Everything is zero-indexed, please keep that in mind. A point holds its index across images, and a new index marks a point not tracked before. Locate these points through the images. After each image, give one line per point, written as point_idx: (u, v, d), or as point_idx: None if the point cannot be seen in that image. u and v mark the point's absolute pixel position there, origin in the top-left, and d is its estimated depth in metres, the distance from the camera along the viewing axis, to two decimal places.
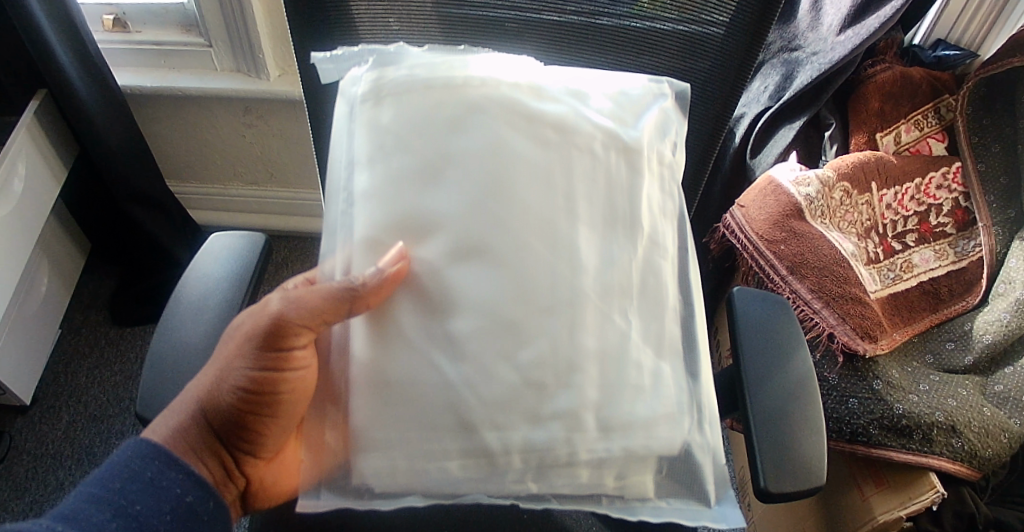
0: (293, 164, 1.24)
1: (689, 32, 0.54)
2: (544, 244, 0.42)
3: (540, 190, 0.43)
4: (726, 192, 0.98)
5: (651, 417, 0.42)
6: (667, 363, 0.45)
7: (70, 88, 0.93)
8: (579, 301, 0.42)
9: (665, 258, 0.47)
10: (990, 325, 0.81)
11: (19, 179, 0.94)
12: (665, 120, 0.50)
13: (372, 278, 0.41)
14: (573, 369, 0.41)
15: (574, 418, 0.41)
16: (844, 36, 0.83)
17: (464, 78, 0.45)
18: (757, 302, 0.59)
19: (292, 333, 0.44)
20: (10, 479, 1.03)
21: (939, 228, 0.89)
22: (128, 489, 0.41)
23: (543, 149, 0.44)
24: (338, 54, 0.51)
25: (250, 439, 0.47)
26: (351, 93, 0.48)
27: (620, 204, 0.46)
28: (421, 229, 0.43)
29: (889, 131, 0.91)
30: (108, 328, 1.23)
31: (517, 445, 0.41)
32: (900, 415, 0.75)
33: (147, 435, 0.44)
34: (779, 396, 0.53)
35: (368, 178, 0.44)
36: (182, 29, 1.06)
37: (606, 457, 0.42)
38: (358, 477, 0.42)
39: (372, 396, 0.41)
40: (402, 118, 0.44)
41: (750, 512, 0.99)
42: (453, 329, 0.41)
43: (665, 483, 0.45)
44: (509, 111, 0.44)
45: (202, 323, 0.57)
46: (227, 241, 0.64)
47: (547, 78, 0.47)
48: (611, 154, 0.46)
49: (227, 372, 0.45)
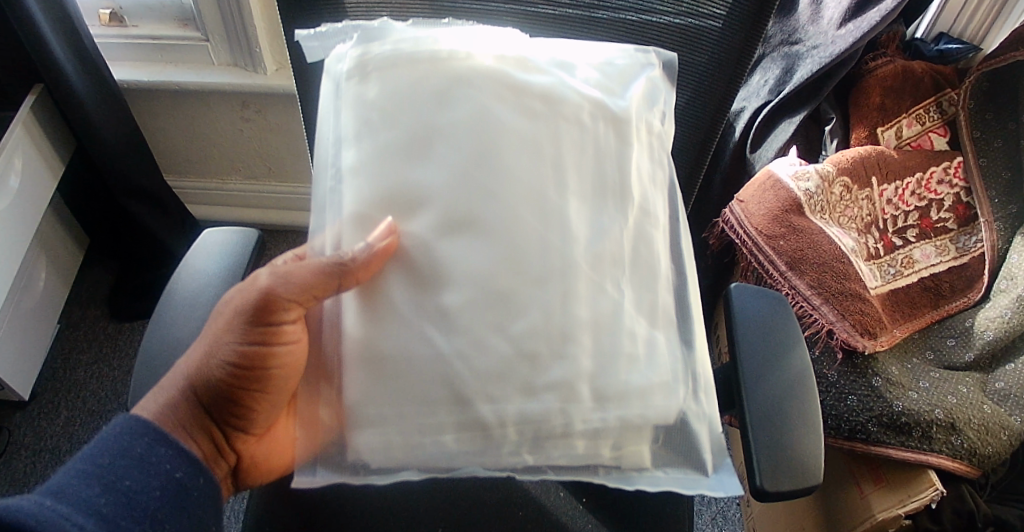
0: (291, 159, 1.23)
1: (688, 24, 0.53)
2: (534, 214, 0.42)
3: (529, 160, 0.43)
4: (726, 186, 0.97)
5: (646, 386, 0.42)
6: (661, 332, 0.44)
7: (65, 83, 0.93)
8: (570, 271, 0.41)
9: (656, 227, 0.47)
10: (991, 321, 0.80)
11: (15, 175, 0.94)
12: (652, 89, 0.50)
13: (361, 253, 0.40)
14: (565, 338, 0.41)
15: (569, 389, 0.40)
16: (844, 29, 0.82)
17: (450, 52, 0.45)
18: (753, 298, 0.58)
19: (280, 308, 0.44)
20: (8, 474, 1.03)
21: (940, 224, 0.88)
22: (117, 465, 0.41)
23: (531, 121, 0.44)
24: (323, 31, 0.50)
25: (241, 415, 0.47)
26: (336, 71, 0.47)
27: (609, 174, 0.45)
28: (410, 204, 0.42)
29: (890, 126, 0.90)
30: (107, 323, 1.23)
31: (512, 417, 0.40)
32: (899, 412, 0.74)
33: (136, 412, 0.44)
34: (777, 389, 0.52)
35: (357, 155, 0.44)
36: (180, 24, 1.06)
37: (602, 427, 0.41)
38: (353, 453, 0.42)
39: (364, 371, 0.41)
40: (388, 92, 0.44)
41: (751, 509, 0.99)
42: (443, 301, 0.40)
43: (661, 452, 0.45)
44: (494, 82, 0.44)
45: (195, 316, 0.57)
46: (220, 236, 0.63)
47: (533, 52, 0.47)
48: (599, 124, 0.46)
49: (216, 347, 0.45)
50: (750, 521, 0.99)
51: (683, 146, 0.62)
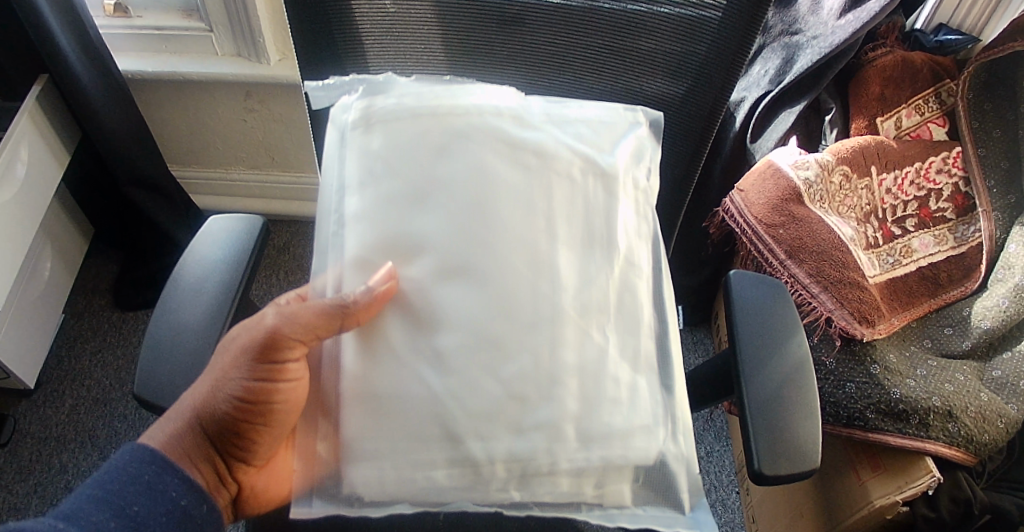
0: (293, 148, 1.24)
1: (687, 16, 0.52)
2: (526, 263, 0.44)
3: (521, 213, 0.45)
4: (725, 178, 0.98)
5: (627, 428, 0.42)
6: (644, 377, 0.45)
7: (70, 72, 0.93)
8: (558, 318, 0.43)
9: (641, 278, 0.48)
10: (989, 310, 0.81)
11: (22, 163, 0.95)
12: (640, 147, 0.52)
13: (362, 296, 0.42)
14: (553, 382, 0.42)
15: (556, 429, 0.41)
16: (844, 20, 0.82)
17: (451, 107, 0.47)
18: (752, 286, 0.59)
19: (285, 346, 0.44)
20: (14, 462, 1.04)
21: (938, 213, 0.89)
22: (127, 491, 0.41)
23: (524, 175, 0.46)
24: (329, 83, 0.55)
25: (244, 447, 0.46)
26: (341, 120, 0.50)
27: (598, 226, 0.47)
28: (409, 250, 0.44)
29: (890, 116, 0.91)
30: (111, 313, 1.24)
31: (501, 455, 0.41)
32: (896, 399, 0.75)
33: (143, 441, 0.44)
34: (772, 380, 0.53)
35: (360, 202, 0.46)
36: (184, 14, 1.06)
37: (586, 467, 0.42)
38: (348, 487, 0.42)
39: (361, 410, 0.42)
40: (393, 145, 0.46)
41: (750, 499, 1.00)
42: (438, 343, 0.42)
43: (641, 491, 0.45)
44: (491, 138, 0.46)
45: (200, 302, 0.57)
46: (227, 223, 0.64)
47: (528, 107, 0.49)
48: (589, 179, 0.47)
49: (223, 381, 0.45)
50: (748, 511, 1.01)
51: (680, 139, 0.61)
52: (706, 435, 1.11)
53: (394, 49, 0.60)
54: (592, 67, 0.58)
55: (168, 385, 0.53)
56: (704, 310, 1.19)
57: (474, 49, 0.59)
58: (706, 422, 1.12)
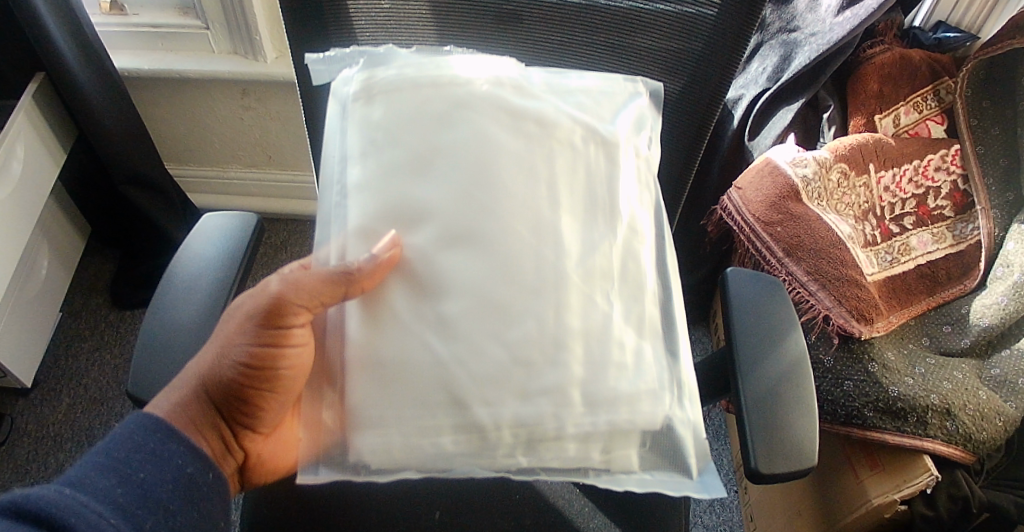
0: (291, 148, 1.24)
1: (684, 13, 0.52)
2: (528, 229, 0.43)
3: (523, 179, 0.44)
4: (724, 174, 0.98)
5: (633, 393, 0.42)
6: (649, 342, 0.45)
7: (65, 70, 0.93)
8: (562, 283, 0.42)
9: (644, 245, 0.47)
10: (987, 308, 0.81)
11: (17, 161, 0.94)
12: (641, 116, 0.51)
13: (366, 264, 0.42)
14: (558, 347, 0.41)
15: (561, 394, 0.41)
16: (841, 17, 0.82)
17: (451, 77, 0.47)
18: (749, 283, 0.59)
19: (290, 313, 0.44)
20: (11, 461, 1.04)
21: (937, 211, 0.88)
22: (133, 458, 0.40)
23: (526, 142, 0.46)
24: (330, 56, 0.54)
25: (250, 413, 0.46)
26: (342, 93, 0.50)
27: (600, 193, 0.46)
28: (412, 218, 0.44)
29: (888, 113, 0.90)
30: (109, 311, 1.23)
31: (507, 420, 0.40)
32: (894, 397, 0.74)
33: (149, 408, 0.44)
34: (770, 376, 0.52)
35: (362, 172, 0.45)
36: (180, 12, 1.06)
37: (592, 432, 0.41)
38: (354, 455, 0.41)
39: (366, 377, 0.41)
40: (394, 114, 0.46)
41: (748, 497, 1.00)
42: (443, 309, 0.42)
43: (649, 456, 0.44)
44: (492, 105, 0.46)
45: (194, 300, 0.57)
46: (221, 220, 0.64)
47: (529, 78, 0.49)
48: (589, 146, 0.47)
49: (228, 348, 0.45)
50: (747, 509, 1.00)
51: (677, 135, 0.61)
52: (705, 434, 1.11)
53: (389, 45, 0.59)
54: (585, 62, 0.58)
55: (161, 384, 0.52)
56: (703, 308, 1.19)
57: (468, 48, 0.59)
58: (705, 420, 1.12)
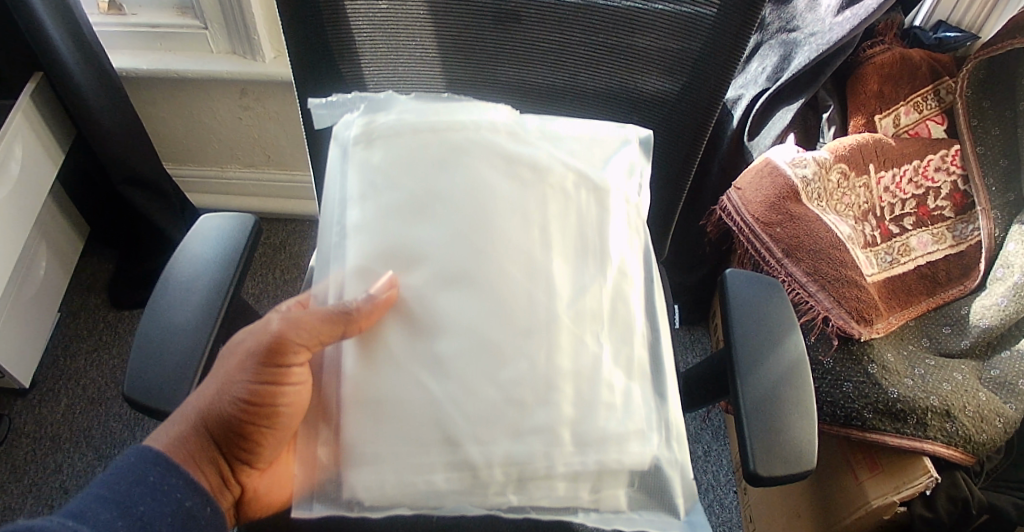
0: (289, 147, 1.24)
1: (683, 12, 0.52)
2: (521, 272, 0.43)
3: (517, 224, 0.45)
4: (723, 176, 0.98)
5: (622, 433, 0.42)
6: (638, 383, 0.44)
7: (63, 70, 0.93)
8: (554, 326, 0.42)
9: (635, 288, 0.47)
10: (987, 309, 0.80)
11: (15, 161, 0.94)
12: (633, 164, 0.52)
13: (365, 304, 0.42)
14: (549, 387, 0.41)
15: (553, 433, 0.40)
16: (841, 17, 0.81)
17: (449, 122, 0.48)
18: (748, 285, 0.59)
19: (291, 351, 0.43)
20: (9, 461, 1.04)
21: (937, 212, 0.88)
22: (134, 491, 0.40)
23: (520, 187, 0.46)
24: (332, 101, 0.54)
25: (249, 448, 0.45)
26: (343, 136, 0.50)
27: (592, 237, 0.47)
28: (407, 260, 0.44)
29: (888, 113, 0.90)
30: (107, 311, 1.23)
31: (499, 458, 0.40)
32: (894, 398, 0.74)
33: (148, 442, 0.43)
34: (768, 379, 0.52)
35: (360, 212, 0.46)
36: (179, 11, 1.06)
37: (582, 471, 0.41)
38: (349, 491, 0.41)
39: (362, 415, 0.41)
40: (393, 157, 0.47)
41: (747, 498, 1.00)
42: (437, 349, 0.42)
43: (637, 495, 0.44)
44: (488, 152, 0.47)
45: (190, 302, 0.57)
46: (219, 221, 0.64)
47: (524, 123, 0.50)
48: (582, 192, 0.48)
49: (228, 384, 0.44)
50: (746, 510, 1.00)
51: (676, 137, 0.61)
52: (704, 435, 1.11)
53: (388, 44, 0.59)
54: (585, 63, 0.58)
55: (156, 386, 0.52)
56: (703, 308, 1.18)
57: (468, 45, 0.58)
58: (705, 421, 1.12)
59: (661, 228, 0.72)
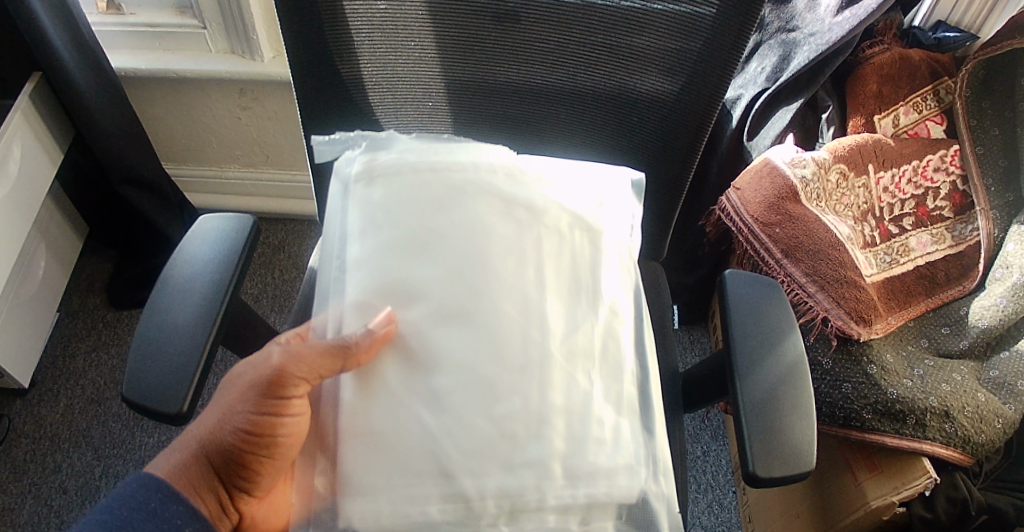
0: (288, 146, 1.24)
1: (683, 11, 0.51)
2: (515, 310, 0.44)
3: (513, 263, 0.46)
4: (722, 177, 0.98)
5: (611, 467, 0.41)
6: (627, 420, 0.44)
7: (62, 69, 0.93)
8: (547, 362, 0.43)
9: (626, 328, 0.48)
10: (986, 310, 0.80)
11: (14, 161, 0.94)
12: (624, 205, 0.53)
13: (364, 338, 0.43)
14: (541, 421, 0.41)
15: (544, 467, 0.40)
16: (841, 17, 0.81)
17: (449, 164, 0.49)
18: (748, 287, 0.59)
19: (291, 384, 0.43)
20: (8, 461, 1.04)
21: (937, 212, 0.88)
22: (134, 517, 0.40)
23: (515, 227, 0.47)
24: (336, 138, 0.55)
25: (248, 477, 0.45)
26: (345, 172, 0.52)
27: (585, 277, 0.47)
28: (405, 296, 0.45)
29: (888, 114, 0.90)
30: (106, 311, 1.23)
31: (492, 491, 0.39)
32: (893, 399, 0.74)
33: (150, 470, 0.43)
34: (765, 382, 0.52)
35: (361, 248, 0.47)
36: (178, 11, 1.06)
37: (572, 505, 0.40)
38: (343, 520, 0.40)
39: (358, 446, 0.41)
40: (395, 197, 0.48)
41: (746, 498, 1.00)
42: (432, 383, 0.42)
43: (627, 529, 0.42)
44: (485, 195, 0.48)
45: (190, 302, 0.57)
46: (218, 222, 0.64)
47: (521, 165, 0.51)
48: (576, 233, 0.49)
49: (228, 413, 0.44)
50: (744, 510, 1.00)
51: (675, 139, 0.61)
52: (703, 435, 1.11)
53: (387, 44, 0.59)
54: (584, 63, 0.58)
55: (156, 385, 0.52)
56: (702, 308, 1.18)
57: (467, 47, 0.58)
58: (704, 421, 1.12)
59: (660, 229, 0.72)
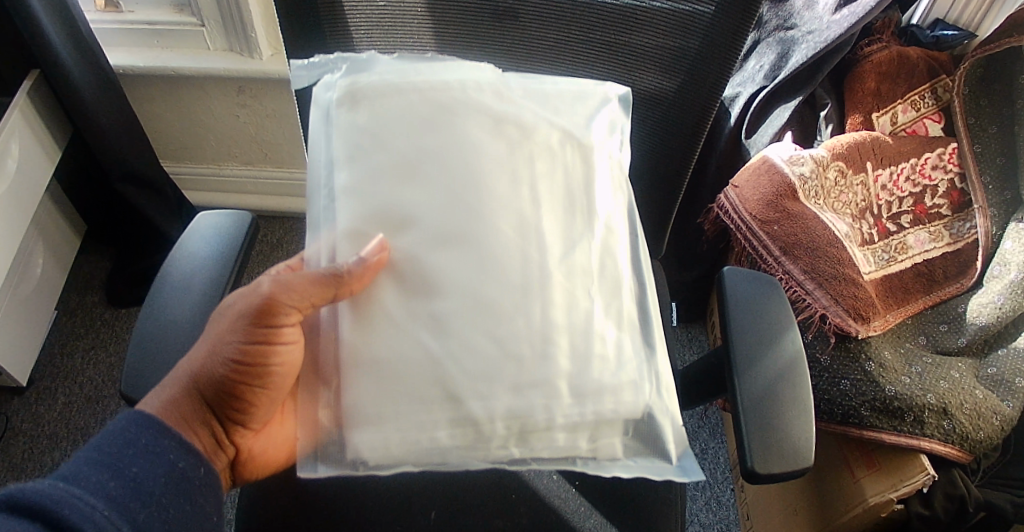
0: (287, 145, 1.24)
1: (682, 10, 0.51)
2: (512, 230, 0.44)
3: (506, 182, 0.45)
4: (721, 172, 0.98)
5: (616, 383, 0.42)
6: (629, 335, 0.45)
7: (60, 67, 0.92)
8: (547, 283, 0.43)
9: (621, 244, 0.47)
10: (983, 307, 0.80)
11: (11, 158, 0.94)
12: (616, 123, 0.51)
13: (356, 267, 0.42)
14: (545, 341, 0.42)
15: (550, 387, 0.41)
16: (838, 15, 0.81)
17: (433, 82, 0.47)
18: (745, 281, 0.59)
19: (282, 312, 0.43)
20: (6, 459, 1.04)
21: (934, 209, 0.88)
22: (126, 453, 0.39)
23: (506, 146, 0.46)
24: (313, 61, 0.53)
25: (242, 409, 0.45)
26: (325, 98, 0.49)
27: (579, 195, 0.46)
28: (399, 222, 0.44)
29: (885, 112, 0.90)
30: (104, 309, 1.23)
31: (500, 412, 0.41)
32: (891, 396, 0.74)
33: (141, 407, 0.43)
34: (765, 376, 0.52)
35: (349, 176, 0.45)
36: (175, 9, 1.05)
37: (579, 422, 0.42)
38: (352, 451, 0.41)
39: (363, 376, 0.41)
40: (380, 119, 0.46)
41: (744, 495, 1.00)
42: (433, 308, 0.42)
43: (633, 444, 0.45)
44: (473, 111, 0.46)
45: (188, 301, 0.56)
46: (213, 219, 0.63)
47: (507, 82, 0.49)
48: (567, 149, 0.47)
49: (218, 345, 0.44)
50: (742, 507, 1.01)
51: (672, 134, 0.61)
52: (701, 432, 1.11)
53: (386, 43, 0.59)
54: (582, 59, 0.58)
55: (156, 385, 0.52)
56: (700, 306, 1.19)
57: (467, 42, 0.58)
58: (702, 419, 1.12)
59: (658, 223, 0.72)
